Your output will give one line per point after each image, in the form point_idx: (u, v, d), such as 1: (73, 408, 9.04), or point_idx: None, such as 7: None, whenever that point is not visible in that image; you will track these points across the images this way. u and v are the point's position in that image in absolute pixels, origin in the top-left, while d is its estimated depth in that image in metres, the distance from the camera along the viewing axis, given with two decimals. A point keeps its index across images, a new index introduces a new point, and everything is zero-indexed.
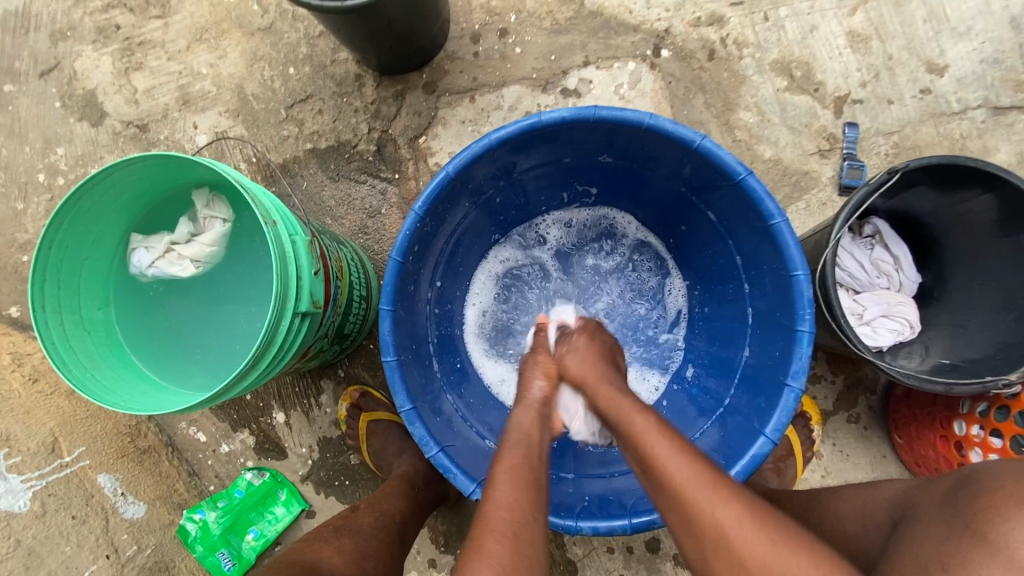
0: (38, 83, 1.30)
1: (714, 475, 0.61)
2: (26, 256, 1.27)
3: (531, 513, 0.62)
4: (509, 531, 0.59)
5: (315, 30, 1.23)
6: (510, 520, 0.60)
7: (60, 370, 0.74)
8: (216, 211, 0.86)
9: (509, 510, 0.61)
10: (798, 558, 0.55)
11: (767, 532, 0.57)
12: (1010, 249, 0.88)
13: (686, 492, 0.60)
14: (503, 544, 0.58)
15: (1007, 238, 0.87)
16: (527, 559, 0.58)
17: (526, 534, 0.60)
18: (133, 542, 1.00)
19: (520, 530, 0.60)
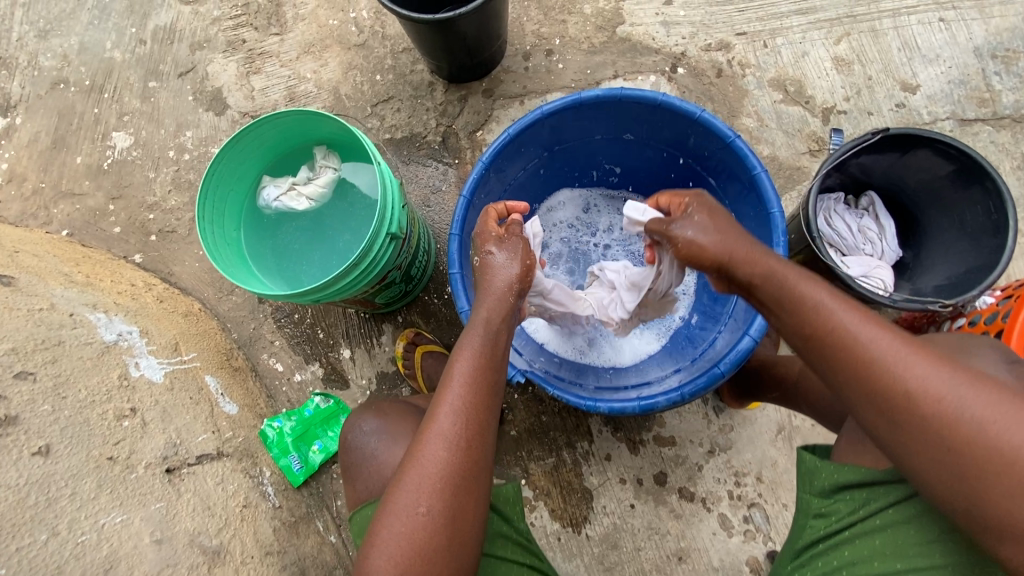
0: (177, 82, 1.64)
1: (875, 329, 0.66)
2: (151, 214, 1.58)
3: (476, 416, 0.76)
4: (454, 440, 0.74)
5: (400, 47, 1.55)
6: (455, 428, 0.75)
7: (213, 261, 1.00)
8: (330, 162, 1.14)
9: (451, 412, 0.75)
10: (953, 397, 0.61)
11: (921, 373, 0.63)
12: (971, 216, 1.05)
13: (850, 346, 0.66)
14: (444, 450, 0.74)
15: (971, 206, 1.05)
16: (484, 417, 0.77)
17: (470, 440, 0.75)
18: (230, 429, 1.18)
19: (461, 439, 0.75)
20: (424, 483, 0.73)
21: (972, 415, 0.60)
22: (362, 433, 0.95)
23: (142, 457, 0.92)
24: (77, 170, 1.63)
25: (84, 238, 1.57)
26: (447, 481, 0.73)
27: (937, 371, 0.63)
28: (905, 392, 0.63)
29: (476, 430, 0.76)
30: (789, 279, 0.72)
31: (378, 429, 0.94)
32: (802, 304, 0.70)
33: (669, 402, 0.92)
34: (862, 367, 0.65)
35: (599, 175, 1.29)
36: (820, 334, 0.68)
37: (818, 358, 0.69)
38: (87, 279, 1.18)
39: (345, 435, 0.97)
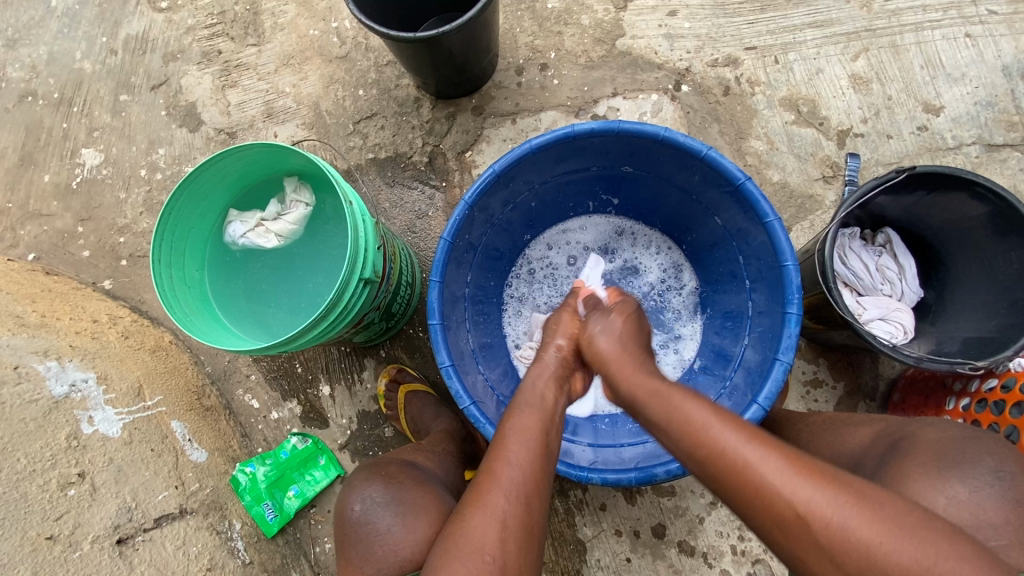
0: (149, 95, 1.52)
1: (750, 442, 0.64)
2: (123, 239, 1.45)
3: (535, 469, 0.72)
4: (518, 491, 0.69)
5: (384, 59, 1.45)
6: (519, 478, 0.70)
7: (168, 309, 0.91)
8: (301, 196, 1.08)
9: (515, 466, 0.71)
10: (846, 514, 0.56)
11: (803, 486, 0.59)
12: (1004, 262, 0.98)
13: (728, 459, 0.63)
14: (507, 500, 0.69)
15: (1003, 252, 0.98)
16: (528, 509, 0.69)
17: (532, 492, 0.70)
18: (196, 480, 1.11)
19: (524, 492, 0.70)
20: (486, 533, 0.67)
21: (860, 535, 0.55)
22: (373, 505, 0.85)
23: (90, 530, 0.90)
24: (45, 190, 1.50)
25: (51, 263, 1.45)
26: (510, 533, 0.67)
27: (816, 487, 0.59)
28: (791, 512, 0.58)
29: (537, 483, 0.71)
30: (670, 395, 0.73)
31: (393, 502, 0.85)
32: (678, 419, 0.69)
33: (669, 475, 0.87)
34: (740, 483, 0.62)
35: (595, 206, 1.20)
36: (705, 453, 0.65)
37: (702, 474, 0.66)
38: (42, 319, 1.12)
39: (351, 506, 0.86)
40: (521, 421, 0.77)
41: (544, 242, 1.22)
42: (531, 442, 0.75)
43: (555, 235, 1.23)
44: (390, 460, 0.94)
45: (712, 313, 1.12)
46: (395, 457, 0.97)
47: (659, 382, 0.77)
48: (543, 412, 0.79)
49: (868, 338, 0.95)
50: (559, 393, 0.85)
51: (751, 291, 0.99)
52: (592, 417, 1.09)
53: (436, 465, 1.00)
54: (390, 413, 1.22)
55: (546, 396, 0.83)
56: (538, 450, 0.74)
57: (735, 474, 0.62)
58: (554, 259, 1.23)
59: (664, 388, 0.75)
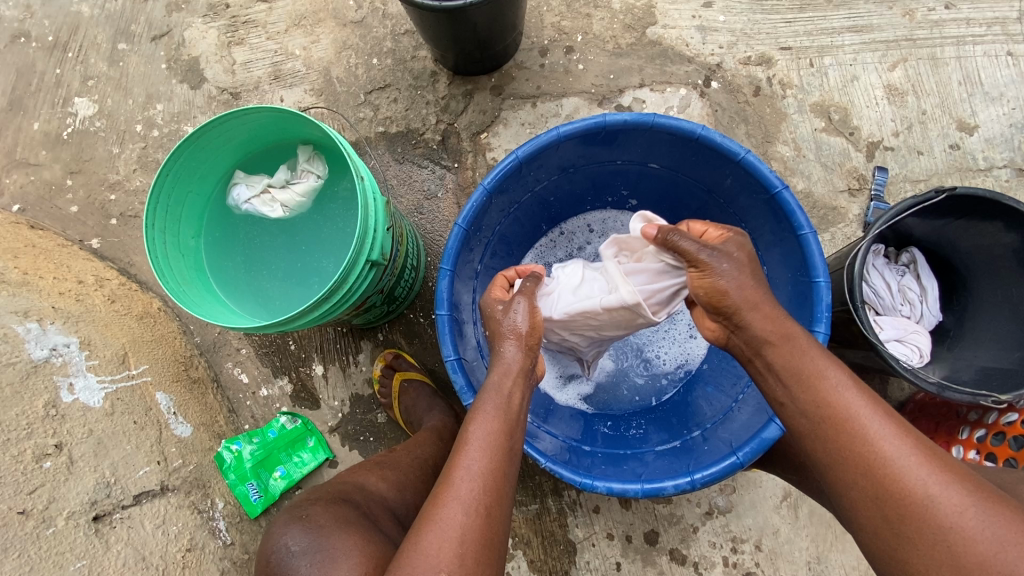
0: (150, 46, 1.43)
1: (873, 414, 0.62)
2: (113, 196, 1.38)
3: (497, 478, 0.65)
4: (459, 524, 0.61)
5: (402, 29, 1.37)
6: (479, 488, 0.63)
7: (160, 278, 0.85)
8: (313, 167, 1.01)
9: (470, 472, 0.64)
10: (959, 498, 0.56)
11: (910, 462, 0.59)
12: None
13: (851, 428, 0.62)
14: (465, 513, 0.62)
15: None
16: (492, 522, 0.63)
17: (494, 504, 0.64)
18: (179, 456, 1.06)
19: (482, 503, 0.63)
20: (441, 550, 0.60)
21: (993, 534, 0.54)
22: (290, 554, 0.76)
23: (65, 505, 0.84)
24: (34, 138, 1.42)
25: (35, 216, 1.38)
26: (468, 547, 0.61)
27: (950, 479, 0.57)
28: (901, 493, 0.58)
29: (499, 494, 0.65)
30: (809, 352, 0.67)
31: (311, 547, 0.75)
32: (815, 389, 0.65)
33: (677, 490, 0.81)
34: (872, 456, 0.60)
35: (612, 202, 1.15)
36: (831, 415, 0.63)
37: (829, 446, 0.63)
38: (22, 277, 1.05)
39: (269, 552, 0.79)
40: (485, 423, 0.69)
41: (580, 222, 1.18)
42: (500, 452, 0.67)
43: (584, 223, 1.18)
44: (321, 496, 0.85)
45: None
46: (331, 490, 0.87)
47: (791, 321, 0.70)
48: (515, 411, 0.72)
49: (885, 350, 0.91)
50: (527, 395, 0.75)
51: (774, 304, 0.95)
52: (594, 420, 1.05)
53: (389, 486, 0.91)
54: (384, 399, 1.18)
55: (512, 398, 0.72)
56: (506, 457, 0.67)
57: (857, 446, 0.61)
58: (577, 244, 1.18)
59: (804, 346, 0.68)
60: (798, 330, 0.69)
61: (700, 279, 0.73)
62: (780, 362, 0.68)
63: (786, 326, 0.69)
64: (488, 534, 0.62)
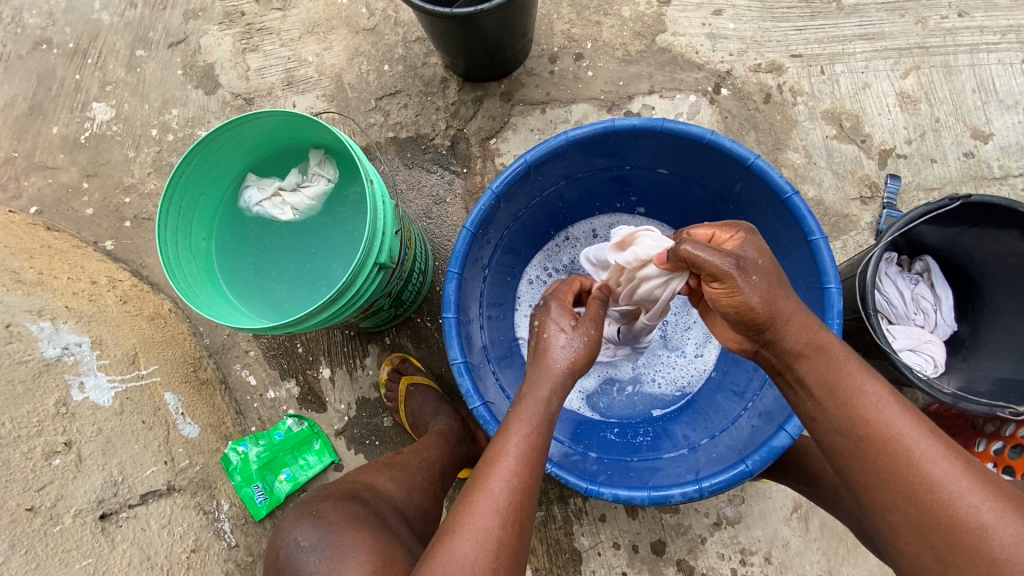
0: (166, 52, 1.46)
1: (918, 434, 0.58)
2: (127, 199, 1.40)
3: (525, 491, 0.64)
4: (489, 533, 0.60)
5: (413, 36, 1.38)
6: (508, 498, 0.63)
7: (170, 277, 0.86)
8: (324, 171, 1.02)
9: (507, 483, 0.63)
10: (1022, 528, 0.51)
11: (962, 487, 0.54)
12: None
13: (893, 446, 0.58)
14: (497, 523, 0.61)
15: None
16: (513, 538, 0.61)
17: (519, 516, 0.62)
18: (186, 457, 1.07)
19: (511, 516, 0.62)
20: (470, 561, 0.59)
21: None
22: (300, 549, 0.75)
23: (72, 503, 0.84)
24: (51, 141, 1.44)
25: (52, 218, 1.40)
26: (497, 563, 0.60)
27: (1008, 508, 0.53)
28: (951, 519, 0.53)
29: (524, 508, 0.63)
30: (849, 367, 0.64)
31: (321, 542, 0.74)
32: (853, 403, 0.61)
33: (685, 497, 0.80)
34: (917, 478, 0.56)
35: (621, 208, 1.15)
36: (871, 433, 0.59)
37: (869, 467, 0.59)
38: (37, 277, 1.06)
39: (279, 548, 0.78)
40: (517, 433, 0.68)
41: (589, 227, 1.18)
42: (530, 463, 0.66)
43: (591, 228, 1.18)
44: (332, 493, 0.84)
45: None
46: (340, 487, 0.86)
47: (825, 331, 0.67)
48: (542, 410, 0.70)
49: (897, 358, 0.90)
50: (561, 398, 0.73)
51: None
52: (601, 427, 1.04)
53: (398, 487, 0.90)
54: (390, 402, 1.18)
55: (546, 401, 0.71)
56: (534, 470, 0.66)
57: (901, 468, 0.57)
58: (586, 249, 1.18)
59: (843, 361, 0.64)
60: (833, 340, 0.66)
61: (728, 298, 0.67)
62: (814, 377, 0.65)
63: (821, 336, 0.66)
64: (505, 551, 0.60)
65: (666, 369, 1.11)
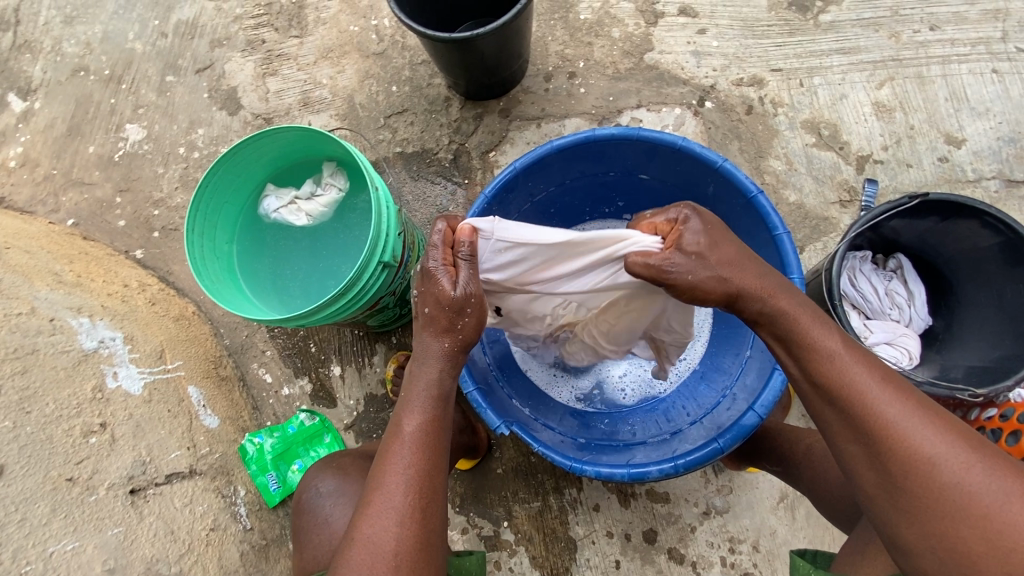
0: (194, 78, 1.59)
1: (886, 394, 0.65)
2: (156, 211, 1.52)
3: (420, 470, 0.71)
4: (400, 511, 0.68)
5: (419, 59, 1.50)
6: (403, 482, 0.70)
7: (196, 275, 0.96)
8: (336, 181, 1.12)
9: (401, 467, 0.71)
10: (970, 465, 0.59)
11: (923, 435, 0.62)
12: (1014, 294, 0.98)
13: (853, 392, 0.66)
14: (398, 503, 0.69)
15: (1014, 284, 0.98)
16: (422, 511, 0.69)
17: (420, 494, 0.70)
18: (207, 444, 1.15)
19: (414, 495, 0.70)
20: (377, 537, 0.67)
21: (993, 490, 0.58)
22: (319, 494, 0.96)
23: (106, 477, 0.93)
24: (89, 160, 1.58)
25: (87, 229, 1.53)
26: (400, 541, 0.67)
27: (951, 443, 0.61)
28: (913, 469, 0.61)
29: (426, 486, 0.70)
30: (808, 326, 0.71)
31: (337, 490, 0.95)
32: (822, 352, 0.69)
33: (662, 474, 0.86)
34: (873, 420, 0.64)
35: (610, 213, 1.23)
36: (831, 379, 0.67)
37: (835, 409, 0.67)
38: (77, 279, 1.17)
39: (303, 496, 0.98)
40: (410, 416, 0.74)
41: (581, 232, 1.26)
42: (426, 445, 0.72)
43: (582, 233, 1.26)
44: (351, 453, 1.04)
45: (717, 327, 1.13)
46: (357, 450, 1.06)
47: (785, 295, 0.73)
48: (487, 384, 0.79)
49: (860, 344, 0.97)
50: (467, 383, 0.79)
51: None
52: (591, 418, 1.10)
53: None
54: (397, 398, 1.27)
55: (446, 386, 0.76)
56: (433, 449, 0.73)
57: (873, 428, 0.64)
58: None
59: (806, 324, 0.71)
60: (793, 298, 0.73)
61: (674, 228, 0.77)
62: (777, 333, 0.73)
63: (776, 302, 0.73)
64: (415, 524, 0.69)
65: (636, 383, 1.15)
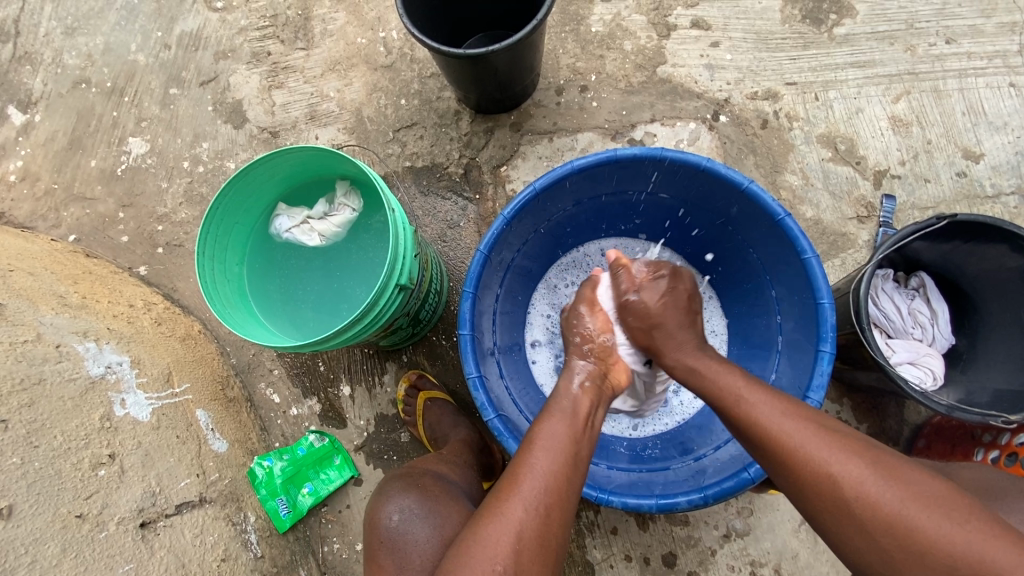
0: (198, 90, 1.56)
1: (825, 442, 0.66)
2: (160, 227, 1.49)
3: (561, 479, 0.70)
4: (538, 501, 0.68)
5: (428, 72, 1.48)
6: (541, 487, 0.69)
7: (208, 300, 0.93)
8: (349, 200, 1.10)
9: (540, 473, 0.70)
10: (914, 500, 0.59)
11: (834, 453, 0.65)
12: None
13: (770, 436, 0.69)
14: (529, 513, 0.67)
15: None
16: (548, 524, 0.67)
17: (554, 505, 0.68)
18: (216, 470, 1.12)
19: (544, 502, 0.68)
20: (500, 543, 0.65)
21: (898, 499, 0.60)
22: (394, 517, 0.91)
23: (116, 511, 0.90)
24: (90, 174, 1.55)
25: (89, 245, 1.50)
26: (525, 544, 0.65)
27: (854, 457, 0.64)
28: (842, 498, 0.62)
29: (561, 497, 0.69)
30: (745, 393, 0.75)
31: (411, 513, 0.90)
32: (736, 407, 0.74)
33: (691, 505, 0.85)
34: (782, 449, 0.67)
35: (626, 230, 1.21)
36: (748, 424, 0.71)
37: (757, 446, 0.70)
38: (82, 300, 1.14)
39: (377, 518, 0.93)
40: (549, 429, 0.76)
41: (597, 249, 1.24)
42: (564, 456, 0.72)
43: (597, 250, 1.24)
44: (411, 472, 0.99)
45: (738, 351, 1.13)
46: (411, 470, 1.01)
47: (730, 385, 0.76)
48: (575, 413, 0.79)
49: (888, 365, 0.95)
50: (596, 405, 0.83)
51: (782, 327, 0.99)
52: (611, 441, 1.08)
53: (461, 477, 1.03)
54: (409, 418, 1.23)
55: (573, 407, 0.80)
56: (569, 461, 0.72)
57: (791, 455, 0.66)
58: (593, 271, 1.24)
59: (738, 384, 0.76)
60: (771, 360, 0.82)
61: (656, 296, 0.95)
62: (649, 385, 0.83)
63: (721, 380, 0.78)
64: (545, 538, 0.67)
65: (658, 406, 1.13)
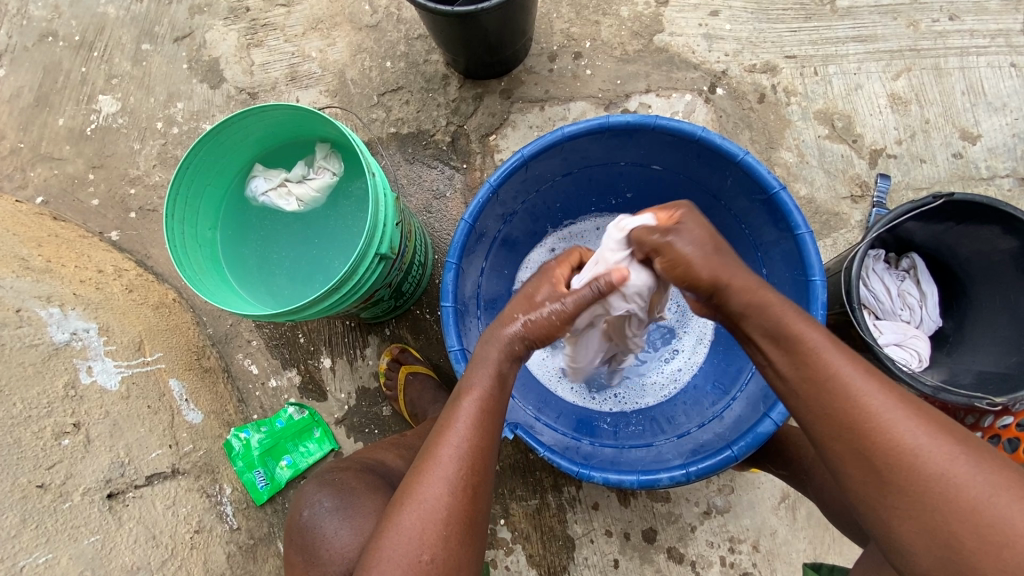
0: (173, 47, 1.48)
1: (915, 418, 0.59)
2: (133, 190, 1.42)
3: (479, 454, 0.68)
4: (456, 482, 0.66)
5: (415, 33, 1.41)
6: (460, 468, 0.67)
7: (177, 265, 0.88)
8: (329, 164, 1.05)
9: (456, 451, 0.67)
10: (964, 458, 0.56)
11: (900, 414, 0.59)
12: None
13: (836, 381, 0.62)
14: (447, 492, 0.66)
15: None
16: (471, 503, 0.67)
17: (476, 483, 0.67)
18: (190, 441, 1.09)
19: (466, 483, 0.67)
20: (423, 531, 0.64)
21: (983, 479, 0.55)
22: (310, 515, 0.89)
23: (81, 482, 0.87)
24: (58, 133, 1.47)
25: (58, 208, 1.43)
26: (452, 527, 0.65)
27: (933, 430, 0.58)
28: (905, 456, 0.57)
29: (479, 473, 0.68)
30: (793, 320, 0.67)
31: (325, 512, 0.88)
32: (797, 335, 0.66)
33: (673, 481, 0.84)
34: (847, 402, 0.61)
35: (617, 205, 1.18)
36: (812, 370, 0.63)
37: (808, 387, 0.64)
38: (46, 264, 1.09)
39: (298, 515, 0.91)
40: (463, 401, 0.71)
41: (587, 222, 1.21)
42: (481, 430, 0.70)
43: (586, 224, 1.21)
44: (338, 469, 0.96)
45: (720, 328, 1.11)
46: (339, 463, 0.98)
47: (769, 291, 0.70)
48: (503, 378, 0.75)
49: (878, 345, 0.94)
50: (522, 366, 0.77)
51: None
52: (594, 417, 1.07)
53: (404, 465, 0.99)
54: (389, 391, 1.21)
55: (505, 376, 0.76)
56: (487, 434, 0.70)
57: (857, 412, 0.60)
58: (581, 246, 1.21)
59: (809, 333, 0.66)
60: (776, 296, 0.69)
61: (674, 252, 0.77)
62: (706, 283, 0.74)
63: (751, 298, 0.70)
64: (470, 516, 0.66)
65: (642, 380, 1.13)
